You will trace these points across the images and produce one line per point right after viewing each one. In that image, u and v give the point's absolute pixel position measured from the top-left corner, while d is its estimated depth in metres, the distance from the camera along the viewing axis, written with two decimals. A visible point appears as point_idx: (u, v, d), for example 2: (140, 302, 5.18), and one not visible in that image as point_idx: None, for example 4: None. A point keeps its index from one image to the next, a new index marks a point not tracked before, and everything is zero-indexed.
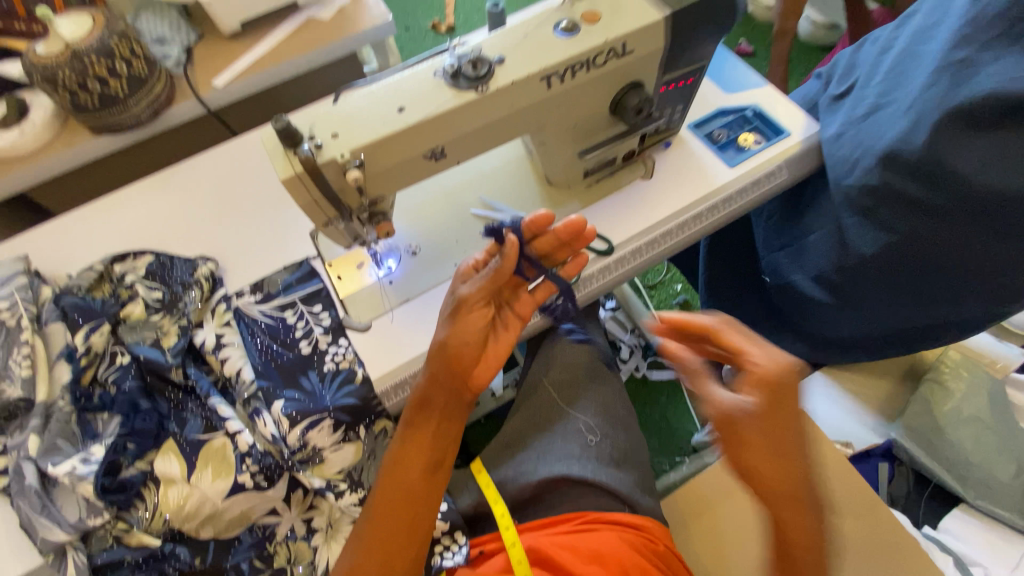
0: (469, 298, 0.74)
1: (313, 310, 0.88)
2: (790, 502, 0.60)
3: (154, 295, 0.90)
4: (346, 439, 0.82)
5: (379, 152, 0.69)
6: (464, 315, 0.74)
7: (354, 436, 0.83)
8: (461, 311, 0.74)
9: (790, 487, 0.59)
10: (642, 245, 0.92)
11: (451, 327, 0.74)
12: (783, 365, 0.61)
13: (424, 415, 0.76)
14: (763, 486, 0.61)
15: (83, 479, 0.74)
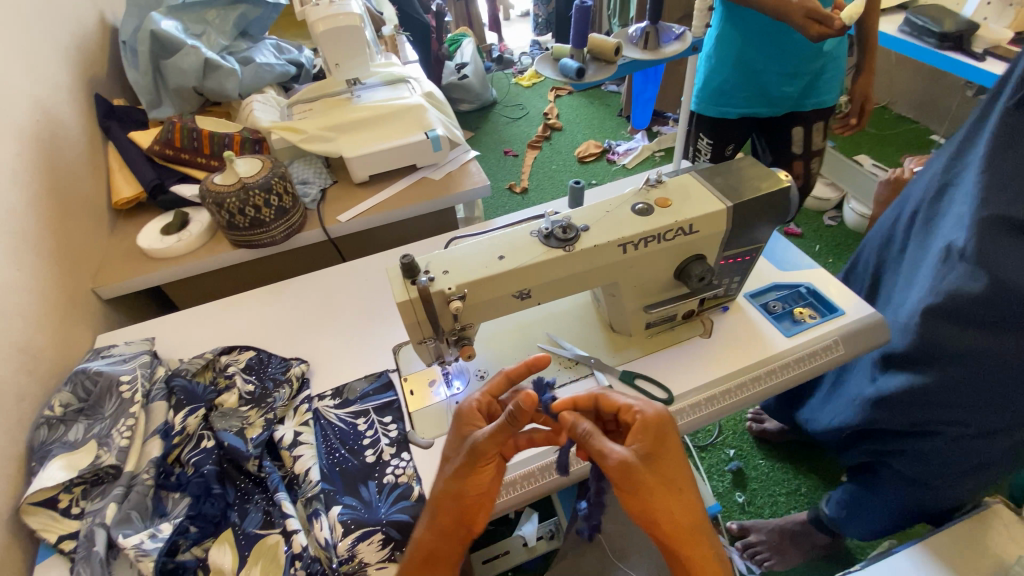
0: (486, 445, 0.65)
1: (384, 421, 0.95)
2: (683, 539, 0.62)
3: (248, 387, 1.00)
4: (392, 559, 0.80)
5: (479, 289, 0.81)
6: (478, 466, 0.65)
7: (399, 557, 0.81)
8: (477, 460, 0.65)
9: (683, 520, 0.62)
10: (702, 398, 0.95)
11: (464, 472, 0.65)
12: (661, 412, 0.69)
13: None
14: (666, 531, 0.61)
15: (145, 555, 0.77)
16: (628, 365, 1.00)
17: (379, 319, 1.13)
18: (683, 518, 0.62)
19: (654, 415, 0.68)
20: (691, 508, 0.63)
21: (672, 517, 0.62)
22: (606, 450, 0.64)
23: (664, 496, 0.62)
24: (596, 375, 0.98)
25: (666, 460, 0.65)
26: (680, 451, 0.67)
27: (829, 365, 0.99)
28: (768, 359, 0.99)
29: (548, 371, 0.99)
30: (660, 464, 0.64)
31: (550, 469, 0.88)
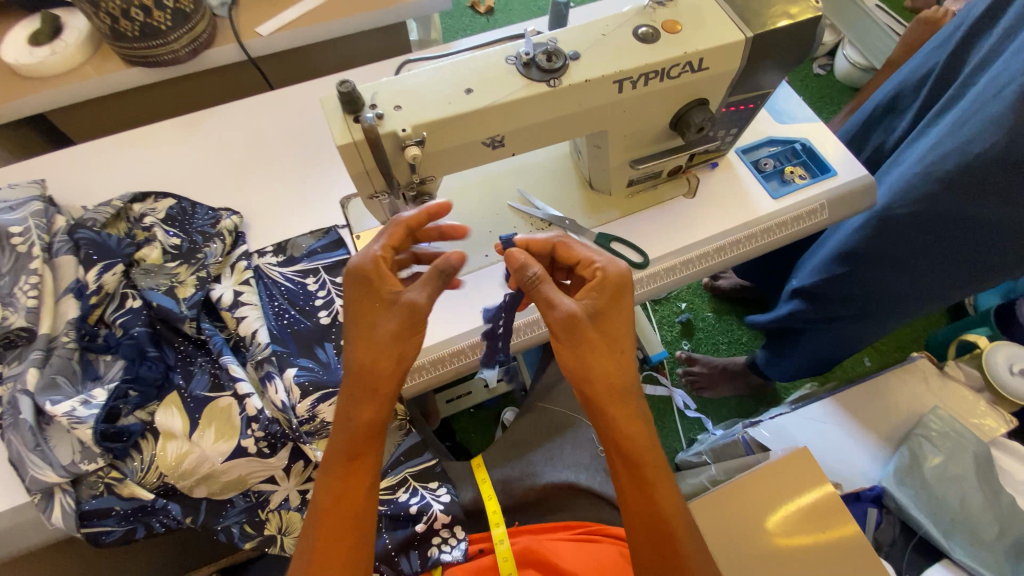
0: (422, 303, 0.57)
1: (337, 281, 0.86)
2: (619, 397, 0.60)
3: (172, 241, 0.86)
4: None
5: (441, 132, 0.67)
6: (412, 326, 0.57)
7: None
8: (412, 320, 0.57)
9: (623, 379, 0.60)
10: (679, 261, 0.90)
11: (402, 335, 0.57)
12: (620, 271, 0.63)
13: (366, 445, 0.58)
14: (604, 386, 0.60)
15: (81, 423, 0.70)
16: (604, 225, 0.92)
17: (322, 165, 0.96)
18: (615, 378, 0.60)
19: (613, 271, 0.62)
20: (626, 369, 0.61)
21: (605, 373, 0.60)
22: (552, 298, 0.59)
23: (602, 349, 0.60)
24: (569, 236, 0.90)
25: (608, 318, 0.61)
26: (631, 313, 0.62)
27: (808, 230, 0.95)
28: (752, 222, 0.92)
29: (517, 229, 0.90)
30: (603, 321, 0.60)
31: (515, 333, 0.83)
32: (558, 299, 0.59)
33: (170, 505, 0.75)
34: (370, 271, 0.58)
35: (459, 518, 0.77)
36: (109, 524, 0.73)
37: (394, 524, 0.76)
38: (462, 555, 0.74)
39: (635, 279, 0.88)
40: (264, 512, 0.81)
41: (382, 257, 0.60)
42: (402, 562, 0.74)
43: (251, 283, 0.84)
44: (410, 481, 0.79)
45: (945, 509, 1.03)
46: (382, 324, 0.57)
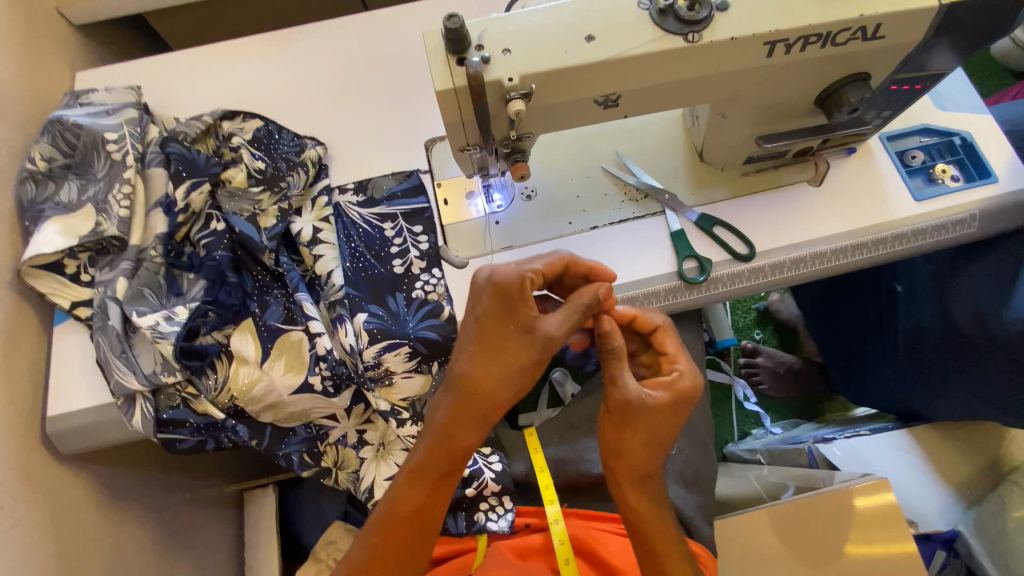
0: (560, 339, 0.57)
1: (414, 231, 0.82)
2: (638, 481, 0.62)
3: (257, 165, 0.85)
4: (419, 370, 0.79)
5: (552, 84, 0.59)
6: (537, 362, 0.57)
7: (427, 369, 0.79)
8: (544, 356, 0.57)
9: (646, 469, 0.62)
10: (789, 259, 0.79)
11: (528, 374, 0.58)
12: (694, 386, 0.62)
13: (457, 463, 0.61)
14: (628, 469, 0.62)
15: (163, 337, 0.74)
16: (708, 206, 0.83)
17: (410, 100, 0.90)
18: (641, 467, 0.62)
19: (681, 384, 0.62)
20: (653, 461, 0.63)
21: (629, 463, 0.61)
22: (619, 380, 0.60)
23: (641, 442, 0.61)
24: (666, 214, 0.82)
25: (656, 422, 0.61)
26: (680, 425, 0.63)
27: (946, 243, 0.81)
28: (885, 226, 0.79)
29: (611, 197, 0.83)
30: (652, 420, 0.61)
31: None
32: (619, 386, 0.60)
33: (238, 426, 0.79)
34: (520, 295, 0.56)
35: (508, 489, 0.76)
36: (182, 434, 0.77)
37: None
38: (508, 527, 0.74)
39: (734, 273, 0.79)
40: (323, 444, 0.82)
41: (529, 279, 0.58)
42: (448, 521, 0.74)
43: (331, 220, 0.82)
44: None
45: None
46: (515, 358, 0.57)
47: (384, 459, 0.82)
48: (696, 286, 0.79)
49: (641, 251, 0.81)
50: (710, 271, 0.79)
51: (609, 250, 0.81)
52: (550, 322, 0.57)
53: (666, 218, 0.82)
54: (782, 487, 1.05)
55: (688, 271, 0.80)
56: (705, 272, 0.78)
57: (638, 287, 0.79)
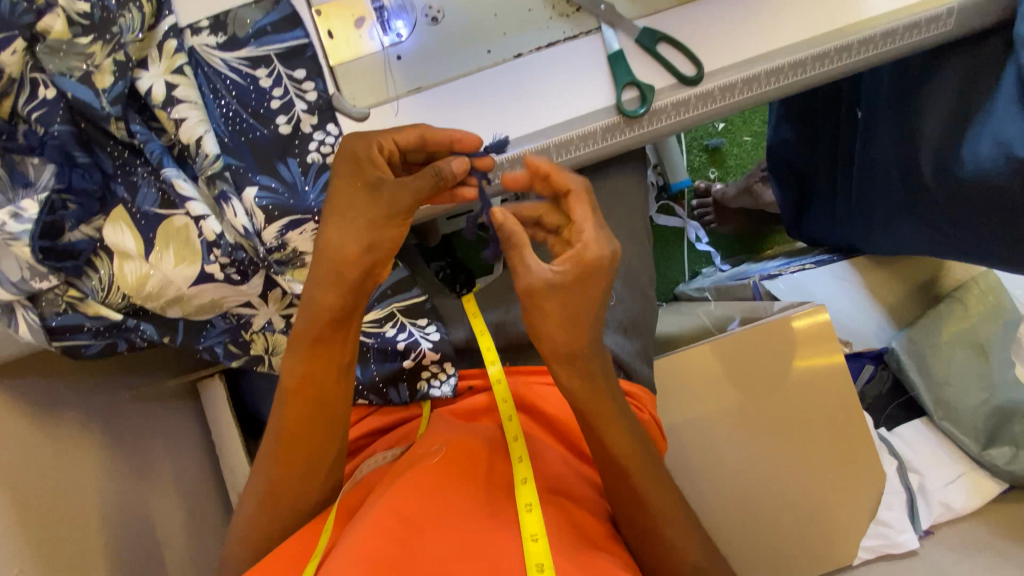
0: (405, 196, 0.55)
1: (295, 77, 0.68)
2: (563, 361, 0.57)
3: (76, 4, 0.64)
4: None
5: None
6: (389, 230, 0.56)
7: None
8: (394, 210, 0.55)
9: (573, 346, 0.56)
10: (741, 77, 0.68)
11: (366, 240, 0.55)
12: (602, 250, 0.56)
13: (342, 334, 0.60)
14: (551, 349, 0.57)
15: (17, 240, 0.62)
16: (649, 18, 0.69)
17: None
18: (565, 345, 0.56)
19: (594, 255, 0.55)
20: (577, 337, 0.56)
21: (559, 345, 0.56)
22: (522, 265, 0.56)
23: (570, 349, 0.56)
24: (602, 32, 0.68)
25: (571, 302, 0.55)
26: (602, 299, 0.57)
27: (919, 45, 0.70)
28: (852, 27, 0.67)
29: (531, 13, 0.69)
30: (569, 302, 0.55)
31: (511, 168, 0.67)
32: (525, 274, 0.56)
33: (143, 325, 0.72)
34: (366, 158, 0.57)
35: (449, 355, 0.73)
36: (84, 339, 0.69)
37: (382, 356, 0.72)
38: (452, 392, 0.71)
39: (680, 101, 0.68)
40: (248, 333, 0.77)
41: (382, 149, 0.58)
42: (391, 393, 0.72)
43: (185, 73, 0.66)
44: (398, 316, 0.74)
45: (939, 386, 0.98)
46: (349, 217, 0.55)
47: None
48: (637, 120, 0.68)
49: (575, 80, 0.68)
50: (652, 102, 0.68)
51: (532, 83, 0.68)
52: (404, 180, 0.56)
53: (602, 37, 0.68)
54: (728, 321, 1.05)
55: (628, 103, 0.68)
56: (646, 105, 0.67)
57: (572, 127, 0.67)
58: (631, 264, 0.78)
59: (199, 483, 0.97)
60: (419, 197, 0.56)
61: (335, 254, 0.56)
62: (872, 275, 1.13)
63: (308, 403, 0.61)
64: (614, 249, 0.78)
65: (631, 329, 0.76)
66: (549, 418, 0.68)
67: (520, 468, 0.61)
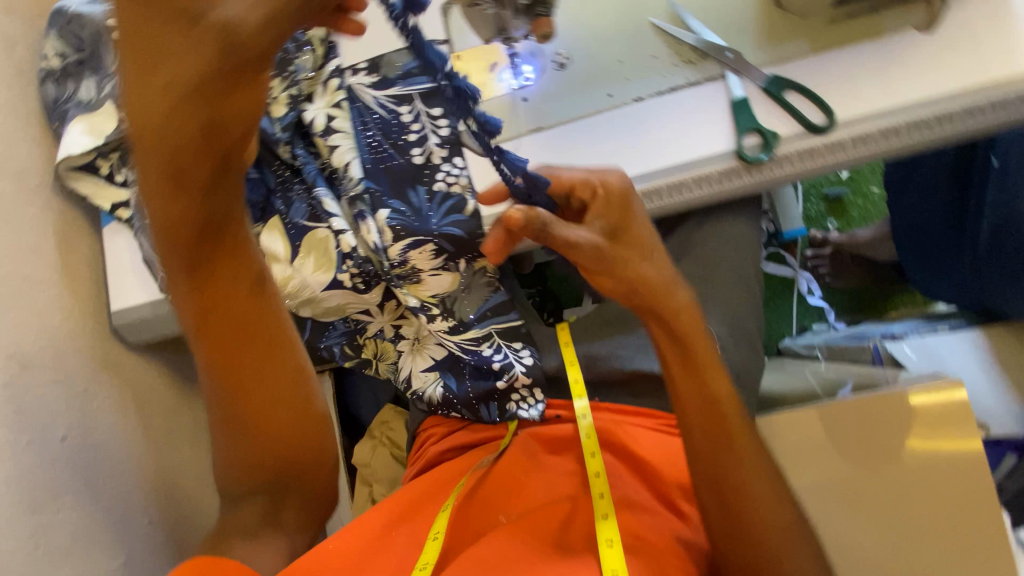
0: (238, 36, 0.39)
1: (432, 114, 0.76)
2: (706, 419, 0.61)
3: None
4: (447, 268, 0.77)
5: None
6: (194, 163, 0.44)
7: (454, 267, 0.78)
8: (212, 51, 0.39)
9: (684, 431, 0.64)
10: (874, 130, 0.66)
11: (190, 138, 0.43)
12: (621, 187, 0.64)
13: (215, 267, 0.53)
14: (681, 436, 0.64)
15: None
16: (784, 59, 0.68)
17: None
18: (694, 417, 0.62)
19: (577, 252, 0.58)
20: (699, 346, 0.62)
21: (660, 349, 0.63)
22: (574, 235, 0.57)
23: (637, 258, 0.62)
24: (727, 78, 0.69)
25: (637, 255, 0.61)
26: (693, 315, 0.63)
27: None
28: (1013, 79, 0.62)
29: (658, 55, 0.71)
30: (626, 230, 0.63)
31: None
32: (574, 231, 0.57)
33: None
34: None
35: (539, 381, 0.79)
36: None
37: (477, 375, 0.80)
38: (538, 416, 0.78)
39: (806, 149, 0.67)
40: (362, 338, 0.87)
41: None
42: (481, 409, 0.79)
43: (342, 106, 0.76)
44: (495, 338, 0.80)
45: None
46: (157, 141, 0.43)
47: (418, 353, 0.84)
48: (757, 166, 0.67)
49: (696, 128, 0.69)
50: (776, 150, 0.67)
51: (660, 127, 0.70)
52: (219, 7, 0.38)
53: (727, 82, 0.69)
54: (836, 384, 0.97)
55: (749, 149, 0.67)
56: (765, 153, 0.67)
57: (684, 172, 0.69)
58: (737, 315, 0.74)
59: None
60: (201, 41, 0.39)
61: (151, 175, 0.45)
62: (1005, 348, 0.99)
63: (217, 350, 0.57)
64: (716, 293, 0.74)
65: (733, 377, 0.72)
66: (636, 457, 0.71)
67: (600, 503, 0.66)
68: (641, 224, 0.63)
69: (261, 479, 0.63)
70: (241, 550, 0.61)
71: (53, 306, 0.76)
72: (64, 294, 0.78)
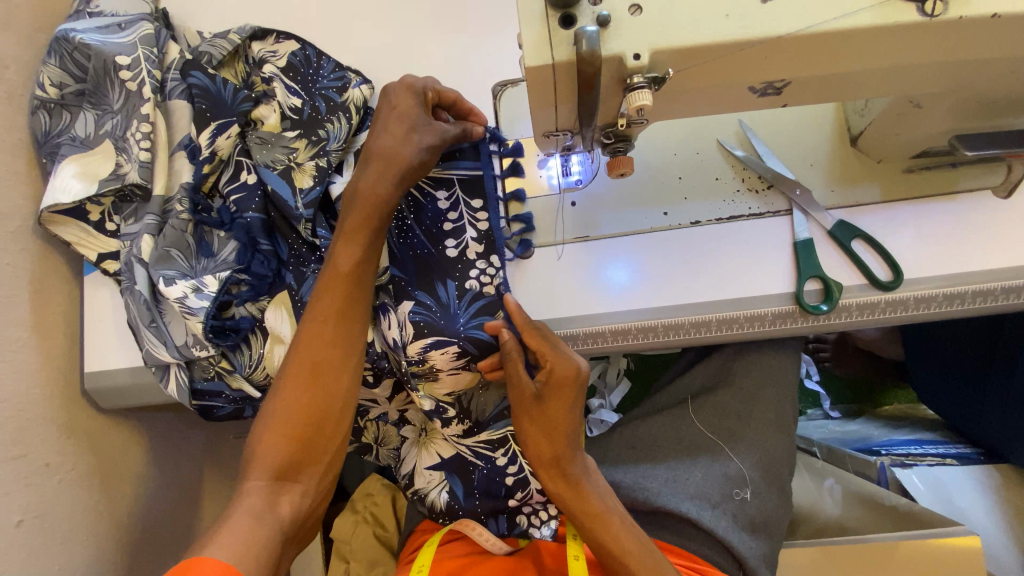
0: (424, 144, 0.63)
1: (472, 204, 0.70)
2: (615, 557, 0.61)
3: (292, 103, 0.72)
4: (468, 370, 0.69)
5: (686, 75, 0.40)
6: (383, 188, 0.62)
7: (476, 369, 0.69)
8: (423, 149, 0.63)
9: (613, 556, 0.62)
10: (942, 295, 0.62)
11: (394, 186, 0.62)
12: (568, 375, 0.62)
13: (360, 282, 0.63)
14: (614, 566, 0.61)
15: (193, 314, 0.66)
16: (854, 204, 0.65)
17: (490, 39, 0.75)
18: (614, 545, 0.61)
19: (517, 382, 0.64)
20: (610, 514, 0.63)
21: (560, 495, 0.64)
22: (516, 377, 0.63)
23: (535, 428, 0.64)
24: (794, 215, 0.65)
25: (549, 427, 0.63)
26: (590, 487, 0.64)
27: None
28: None
29: (722, 179, 0.67)
30: (544, 408, 0.63)
31: (652, 333, 0.66)
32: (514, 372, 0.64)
33: None
34: (421, 99, 0.63)
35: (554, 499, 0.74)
36: (220, 402, 0.71)
37: (488, 486, 0.74)
38: (550, 534, 0.74)
39: (868, 303, 0.63)
40: (363, 420, 0.79)
41: (431, 97, 0.64)
42: (490, 522, 0.74)
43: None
44: (511, 443, 0.74)
45: None
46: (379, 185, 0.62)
47: (425, 448, 0.77)
48: (817, 315, 0.63)
49: (757, 264, 0.65)
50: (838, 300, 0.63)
51: (718, 256, 0.65)
52: (437, 124, 0.63)
53: (792, 219, 0.65)
54: (823, 476, 1.08)
55: (808, 295, 0.63)
56: (828, 302, 0.62)
57: (740, 307, 0.64)
58: (769, 452, 0.71)
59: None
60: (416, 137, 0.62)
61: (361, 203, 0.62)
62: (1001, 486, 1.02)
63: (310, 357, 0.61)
64: (750, 433, 0.72)
65: (762, 525, 0.69)
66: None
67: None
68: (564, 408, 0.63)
69: (289, 465, 0.59)
70: (230, 548, 0.50)
71: (19, 370, 0.67)
72: (33, 355, 0.69)
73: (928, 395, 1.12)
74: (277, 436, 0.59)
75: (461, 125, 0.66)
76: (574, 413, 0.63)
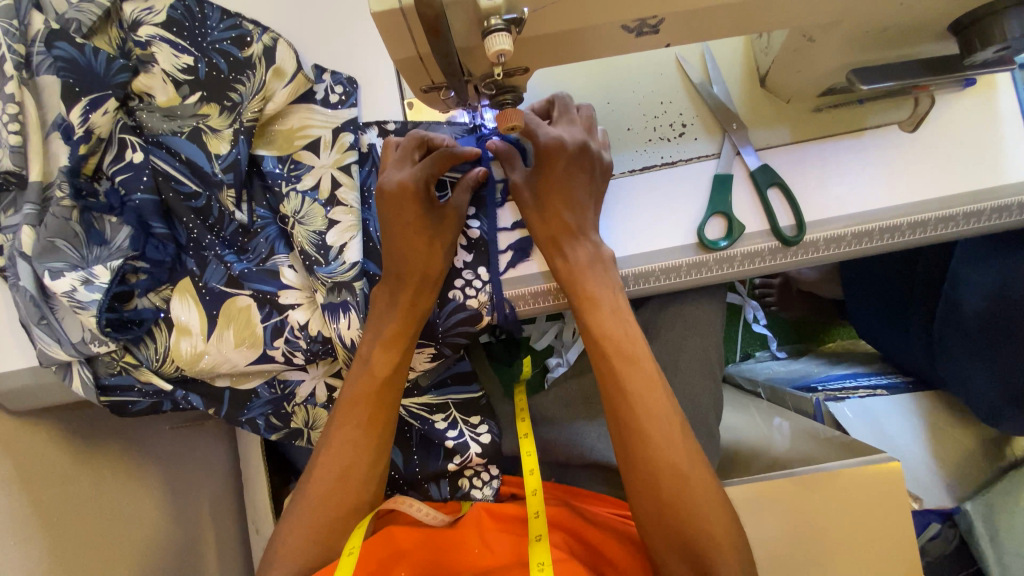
0: (438, 250, 0.64)
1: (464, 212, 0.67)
2: (673, 484, 0.55)
3: (183, 62, 0.66)
4: (437, 356, 0.69)
5: (550, 14, 0.38)
6: (421, 302, 0.64)
7: (447, 354, 0.69)
8: (443, 250, 0.64)
9: (666, 483, 0.56)
10: (848, 233, 0.62)
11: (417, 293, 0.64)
12: (601, 256, 0.62)
13: (387, 392, 0.64)
14: (670, 495, 0.55)
15: (85, 308, 0.62)
16: (767, 145, 0.64)
17: None
18: (685, 462, 0.56)
19: (585, 286, 0.61)
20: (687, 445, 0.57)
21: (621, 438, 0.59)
22: (586, 289, 0.61)
23: (604, 312, 0.61)
24: (722, 153, 0.64)
25: (614, 322, 0.61)
26: (661, 400, 0.58)
27: None
28: (986, 193, 0.61)
29: (635, 129, 0.66)
30: (601, 313, 0.61)
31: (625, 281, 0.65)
32: (594, 280, 0.61)
33: (191, 397, 0.71)
34: (425, 194, 0.63)
35: (495, 459, 0.74)
36: (134, 397, 0.69)
37: (428, 453, 0.74)
38: (493, 494, 0.73)
39: (774, 248, 0.63)
40: (291, 405, 0.74)
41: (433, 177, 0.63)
42: (431, 488, 0.74)
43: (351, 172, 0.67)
44: (452, 410, 0.74)
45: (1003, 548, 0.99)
46: (406, 289, 0.64)
47: None
48: (716, 251, 0.62)
49: (677, 209, 0.64)
50: (733, 248, 0.63)
51: (641, 208, 0.64)
52: (450, 212, 0.65)
53: (717, 161, 0.64)
54: (772, 414, 1.09)
55: (710, 231, 0.63)
56: (728, 237, 0.62)
57: (653, 259, 0.63)
58: (697, 398, 0.72)
59: (223, 502, 1.05)
60: (438, 233, 0.64)
61: (387, 305, 0.64)
62: (928, 412, 1.08)
63: (342, 474, 0.62)
64: (677, 382, 0.73)
65: None
66: (583, 536, 0.66)
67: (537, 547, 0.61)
68: (601, 278, 0.61)
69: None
70: None
71: None
72: None
73: (864, 330, 1.15)
74: (301, 534, 0.60)
75: (465, 192, 0.66)
76: (574, 176, 0.61)
